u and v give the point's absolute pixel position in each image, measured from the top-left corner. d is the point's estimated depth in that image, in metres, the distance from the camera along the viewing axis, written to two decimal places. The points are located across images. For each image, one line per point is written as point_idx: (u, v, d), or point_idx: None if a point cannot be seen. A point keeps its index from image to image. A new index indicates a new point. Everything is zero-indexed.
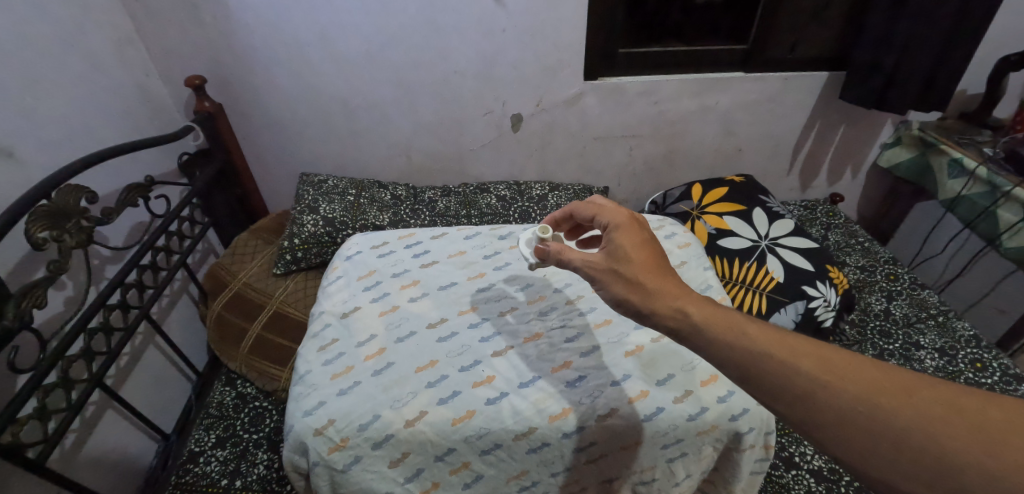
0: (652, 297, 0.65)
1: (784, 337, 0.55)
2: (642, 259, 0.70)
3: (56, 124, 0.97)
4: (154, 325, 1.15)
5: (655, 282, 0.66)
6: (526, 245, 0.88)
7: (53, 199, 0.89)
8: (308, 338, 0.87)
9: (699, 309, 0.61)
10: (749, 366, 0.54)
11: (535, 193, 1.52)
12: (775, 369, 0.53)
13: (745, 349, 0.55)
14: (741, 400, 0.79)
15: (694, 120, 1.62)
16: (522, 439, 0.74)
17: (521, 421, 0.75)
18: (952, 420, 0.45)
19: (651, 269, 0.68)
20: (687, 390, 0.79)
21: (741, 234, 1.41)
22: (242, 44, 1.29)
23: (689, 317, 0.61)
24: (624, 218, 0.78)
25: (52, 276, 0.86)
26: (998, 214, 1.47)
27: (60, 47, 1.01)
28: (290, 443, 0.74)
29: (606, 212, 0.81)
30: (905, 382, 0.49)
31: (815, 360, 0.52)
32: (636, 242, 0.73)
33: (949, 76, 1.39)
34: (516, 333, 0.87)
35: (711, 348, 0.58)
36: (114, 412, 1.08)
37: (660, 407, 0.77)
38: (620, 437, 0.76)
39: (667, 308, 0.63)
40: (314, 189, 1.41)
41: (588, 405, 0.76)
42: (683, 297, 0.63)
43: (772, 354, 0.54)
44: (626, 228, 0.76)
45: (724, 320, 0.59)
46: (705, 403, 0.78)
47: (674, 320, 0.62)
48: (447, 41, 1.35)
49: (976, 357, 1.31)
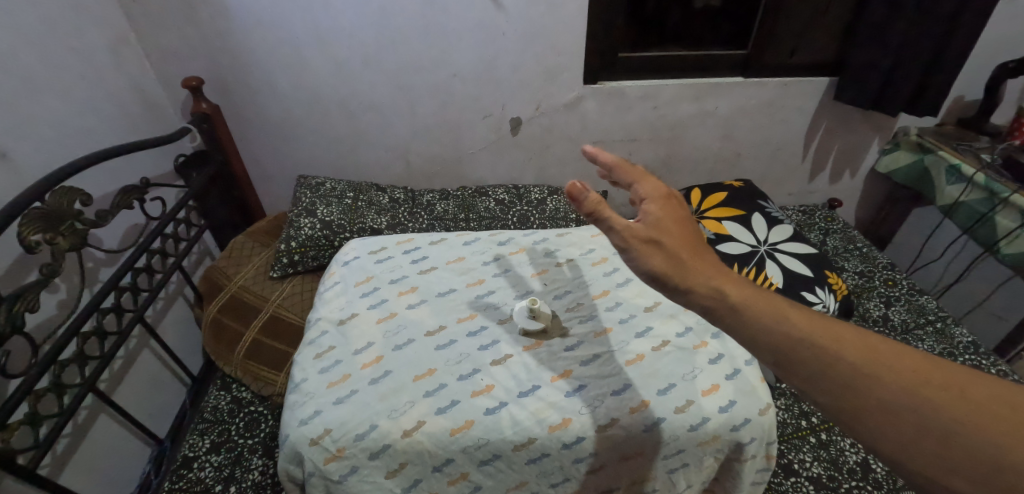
0: (690, 274, 0.60)
1: (832, 325, 0.53)
2: (680, 238, 0.64)
3: (53, 125, 0.97)
4: (148, 329, 1.14)
5: (692, 261, 0.62)
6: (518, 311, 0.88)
7: (47, 202, 0.88)
8: (305, 345, 0.86)
9: (734, 292, 0.58)
10: (791, 353, 0.52)
11: (533, 196, 1.52)
12: (817, 356, 0.51)
13: (785, 335, 0.53)
14: (743, 410, 0.78)
15: (693, 125, 1.62)
16: (521, 450, 0.74)
17: (521, 431, 0.74)
18: (1004, 419, 0.44)
19: (690, 247, 0.63)
20: (689, 400, 0.78)
21: (739, 239, 1.41)
22: (240, 45, 1.28)
23: (724, 300, 0.58)
24: (661, 190, 0.68)
25: (45, 279, 0.84)
26: (996, 221, 1.48)
27: (53, 49, 0.99)
28: (285, 452, 0.74)
29: (642, 182, 0.68)
30: (955, 377, 0.47)
31: (861, 350, 0.50)
32: (675, 221, 0.65)
33: (943, 83, 1.40)
34: (516, 341, 0.85)
35: (746, 331, 0.56)
36: (107, 416, 1.07)
37: (662, 416, 0.76)
38: (622, 448, 0.75)
39: (703, 287, 0.59)
40: (312, 191, 1.39)
41: (589, 416, 0.75)
42: (719, 276, 0.60)
43: (815, 344, 0.52)
44: (664, 202, 0.67)
45: (762, 303, 0.56)
46: (708, 413, 0.77)
47: (711, 300, 0.58)
48: (446, 43, 1.34)
49: (974, 363, 1.31)
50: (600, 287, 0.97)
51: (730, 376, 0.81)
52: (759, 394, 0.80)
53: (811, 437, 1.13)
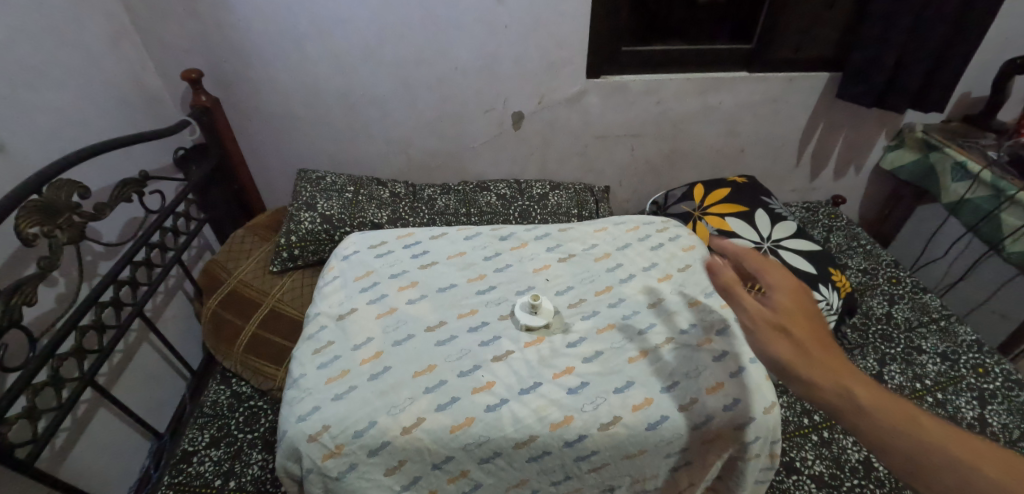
0: (818, 367, 0.60)
1: (963, 436, 0.54)
2: (807, 331, 0.64)
3: (51, 117, 0.96)
4: (148, 323, 1.13)
5: (820, 354, 0.62)
6: (519, 306, 0.88)
7: (44, 194, 0.87)
8: (303, 340, 0.86)
9: (863, 393, 0.58)
10: (924, 460, 0.53)
11: (535, 191, 1.50)
12: (950, 467, 0.52)
13: (919, 444, 0.54)
14: (748, 409, 0.77)
15: (696, 120, 1.61)
16: (522, 448, 0.73)
17: (522, 428, 0.73)
18: None
19: (817, 340, 0.63)
20: (693, 398, 0.77)
21: (742, 236, 1.40)
22: (239, 37, 1.26)
23: (852, 400, 0.57)
24: (790, 280, 0.68)
25: (43, 272, 0.84)
26: (1001, 219, 1.47)
27: (51, 41, 0.98)
28: (283, 449, 0.73)
29: (770, 271, 0.69)
30: None
31: (991, 462, 0.52)
32: (805, 314, 0.66)
33: (950, 78, 1.39)
34: (517, 336, 0.84)
35: (877, 436, 0.56)
36: (106, 410, 1.06)
37: (665, 415, 0.75)
38: (624, 447, 0.75)
39: (831, 385, 0.59)
40: (311, 186, 1.38)
41: (591, 413, 0.75)
42: (848, 375, 0.60)
43: (947, 453, 0.53)
44: (794, 293, 0.67)
45: (889, 405, 0.57)
46: (711, 411, 0.76)
47: (839, 399, 0.58)
48: (448, 37, 1.33)
49: (978, 362, 1.30)
50: (603, 283, 0.96)
51: (734, 374, 0.80)
52: (764, 393, 0.79)
53: (813, 435, 1.13)
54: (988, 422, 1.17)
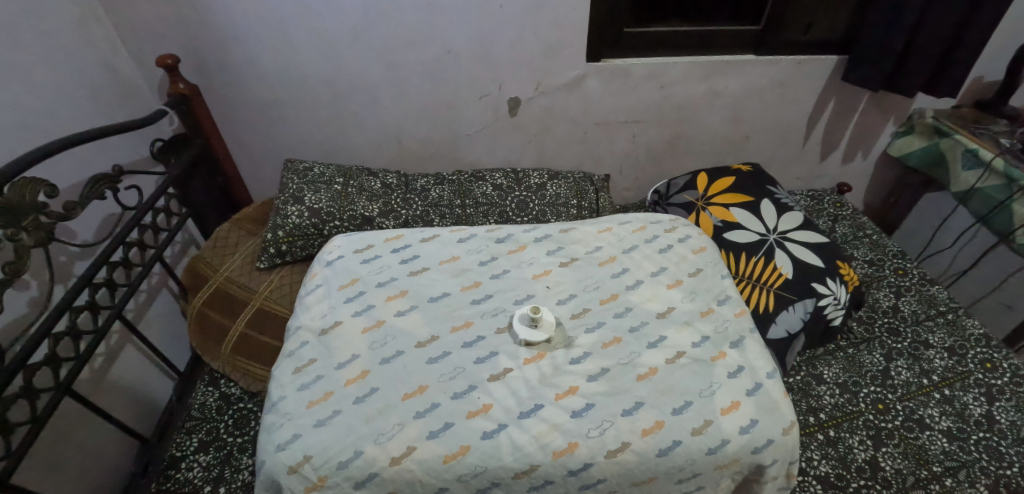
0: None
1: None
2: None
3: (13, 105, 0.89)
4: (128, 325, 1.08)
5: None
6: (518, 319, 0.83)
7: (7, 194, 0.80)
8: (283, 357, 0.81)
9: None
10: None
11: (532, 181, 1.44)
12: None
13: None
14: (765, 431, 0.74)
15: (701, 106, 1.55)
16: (522, 478, 0.69)
17: (522, 457, 0.69)
18: None
19: None
20: (706, 420, 0.73)
21: (747, 228, 1.35)
22: (218, 21, 1.19)
23: None
24: None
25: (10, 277, 0.78)
26: (1012, 209, 1.44)
27: (12, 26, 0.91)
28: (262, 480, 0.69)
29: None
30: None
31: None
32: None
33: (964, 63, 1.33)
34: (515, 352, 0.80)
35: None
36: (88, 416, 1.02)
37: (676, 439, 0.72)
38: (633, 473, 0.71)
39: None
40: (298, 177, 1.31)
41: (597, 438, 0.71)
42: None
43: None
44: None
45: None
46: (726, 434, 0.73)
47: None
48: (440, 18, 1.25)
49: (986, 357, 1.27)
50: (609, 290, 0.91)
51: (751, 392, 0.77)
52: (782, 412, 0.76)
53: (819, 433, 1.10)
54: (996, 419, 1.15)
